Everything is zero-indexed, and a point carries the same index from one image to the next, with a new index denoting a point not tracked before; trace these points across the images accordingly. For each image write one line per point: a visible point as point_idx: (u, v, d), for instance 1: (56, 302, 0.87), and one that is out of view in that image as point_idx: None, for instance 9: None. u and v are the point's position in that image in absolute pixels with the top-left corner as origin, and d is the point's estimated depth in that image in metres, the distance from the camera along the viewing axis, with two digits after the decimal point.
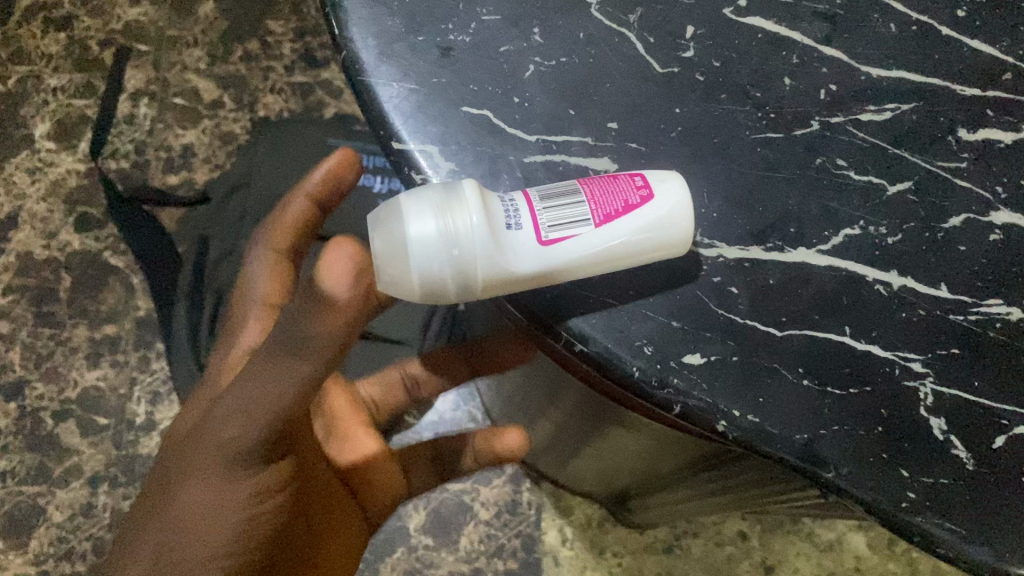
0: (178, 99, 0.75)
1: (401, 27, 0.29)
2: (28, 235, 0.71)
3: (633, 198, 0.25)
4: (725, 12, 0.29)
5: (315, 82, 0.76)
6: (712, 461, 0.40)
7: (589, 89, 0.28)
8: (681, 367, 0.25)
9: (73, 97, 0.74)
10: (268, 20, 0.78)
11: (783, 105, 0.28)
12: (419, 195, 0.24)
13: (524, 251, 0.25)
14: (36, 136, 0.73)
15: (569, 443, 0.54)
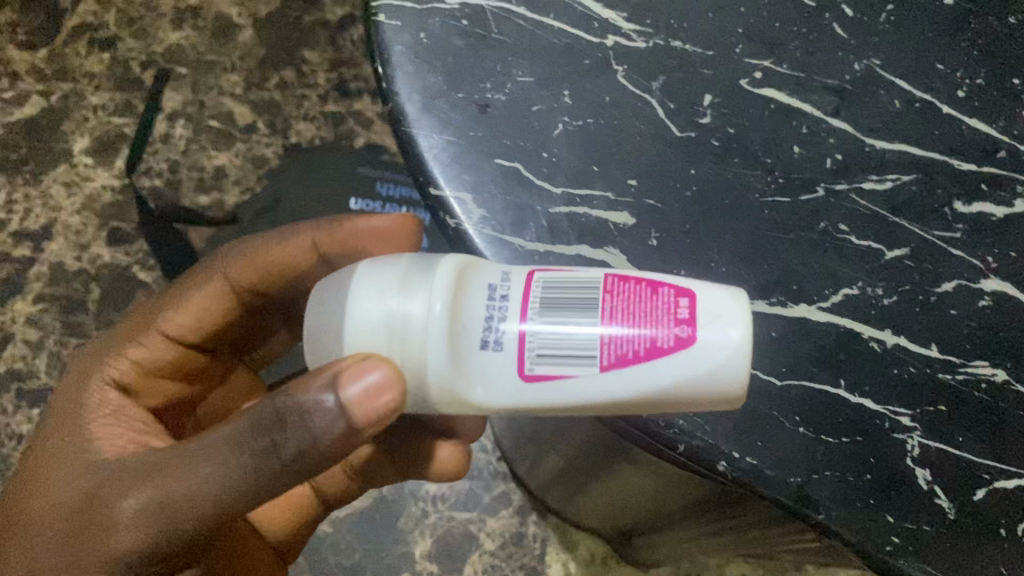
0: (213, 121, 0.77)
1: (443, 84, 0.31)
2: (61, 246, 0.72)
3: (673, 338, 0.25)
4: (741, 82, 0.31)
5: (348, 112, 0.79)
6: (716, 502, 0.42)
7: (612, 148, 0.30)
8: (686, 409, 0.27)
9: (113, 115, 0.76)
10: (304, 50, 0.79)
11: (792, 172, 0.30)
12: (382, 279, 0.27)
13: (482, 372, 0.26)
14: (74, 151, 0.74)
15: (579, 477, 0.57)
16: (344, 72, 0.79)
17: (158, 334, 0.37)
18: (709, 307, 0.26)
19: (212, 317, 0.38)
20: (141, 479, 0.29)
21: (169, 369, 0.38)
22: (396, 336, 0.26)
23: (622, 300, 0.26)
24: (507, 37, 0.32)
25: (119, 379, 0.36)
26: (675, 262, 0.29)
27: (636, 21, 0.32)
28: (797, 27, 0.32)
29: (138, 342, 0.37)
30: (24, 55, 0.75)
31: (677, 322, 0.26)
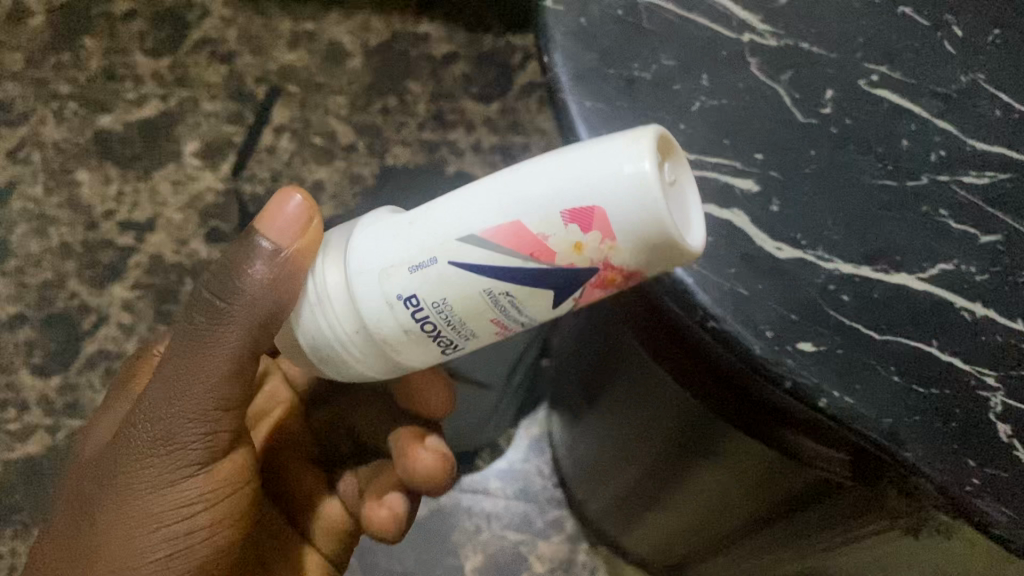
0: (316, 138, 0.94)
1: (596, 60, 0.35)
2: (162, 239, 0.90)
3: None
4: (859, 83, 0.35)
5: (442, 141, 0.95)
6: (792, 497, 0.50)
7: (741, 126, 0.34)
8: (795, 351, 0.31)
9: (224, 123, 0.94)
10: (408, 82, 0.97)
11: (900, 161, 0.34)
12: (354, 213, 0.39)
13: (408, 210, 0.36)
14: (185, 153, 0.93)
15: (657, 491, 0.66)
16: (443, 104, 0.96)
17: None
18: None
19: None
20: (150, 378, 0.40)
21: None
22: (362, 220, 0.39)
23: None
24: (656, 27, 0.36)
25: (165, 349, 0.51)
26: (792, 227, 0.33)
27: (768, 22, 0.36)
28: (910, 41, 0.36)
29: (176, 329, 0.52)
30: (149, 60, 0.96)
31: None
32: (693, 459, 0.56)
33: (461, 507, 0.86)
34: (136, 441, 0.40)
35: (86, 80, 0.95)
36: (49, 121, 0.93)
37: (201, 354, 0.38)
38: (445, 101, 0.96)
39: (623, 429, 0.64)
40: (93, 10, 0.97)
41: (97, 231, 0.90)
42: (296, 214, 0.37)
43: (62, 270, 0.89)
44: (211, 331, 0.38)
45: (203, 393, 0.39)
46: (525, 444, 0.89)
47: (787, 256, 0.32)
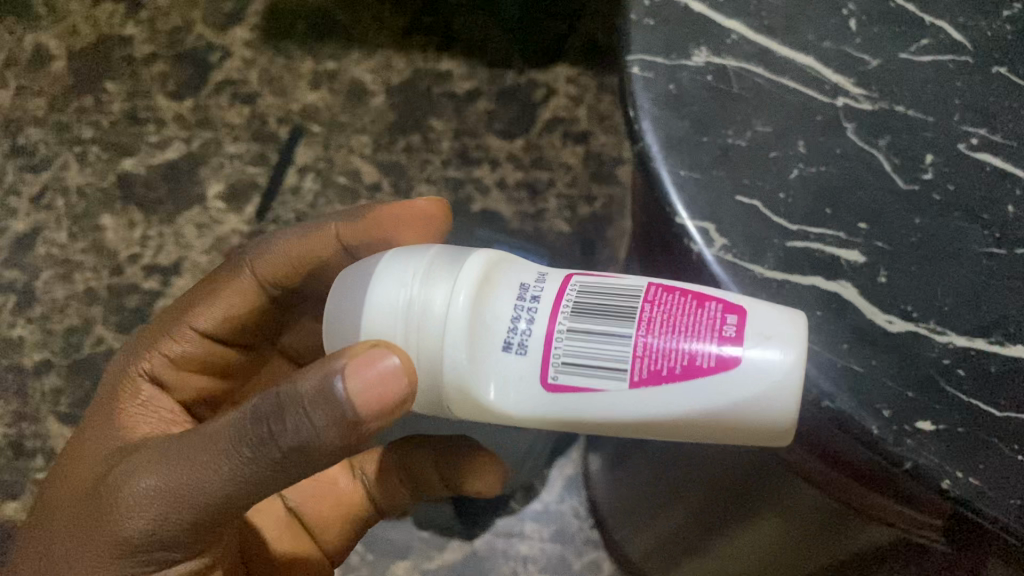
0: (341, 178, 0.90)
1: (690, 127, 0.35)
2: (188, 282, 0.87)
3: (714, 357, 0.32)
4: (958, 147, 0.35)
5: (467, 179, 0.91)
6: (850, 559, 0.47)
7: (842, 194, 0.34)
8: (913, 430, 0.30)
9: (248, 165, 0.91)
10: (432, 118, 0.92)
11: (1008, 228, 0.33)
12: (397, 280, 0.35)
13: (505, 372, 0.34)
14: (209, 195, 0.90)
15: (697, 541, 0.63)
16: (466, 141, 0.91)
17: (187, 327, 0.48)
18: (756, 328, 0.32)
19: (236, 311, 0.49)
20: (150, 465, 0.37)
21: (195, 361, 0.48)
22: (420, 323, 0.34)
23: (661, 313, 0.33)
24: (747, 92, 0.36)
25: (154, 375, 0.47)
26: (902, 299, 0.32)
27: (862, 86, 0.36)
28: (1005, 101, 0.35)
29: (171, 339, 0.47)
30: (171, 104, 0.92)
31: (720, 341, 0.32)
32: (751, 511, 0.51)
33: (498, 549, 0.84)
34: (108, 523, 0.38)
35: (109, 124, 0.91)
36: (72, 166, 0.90)
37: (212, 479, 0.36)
38: (468, 137, 0.91)
39: (662, 477, 0.60)
40: (113, 54, 0.93)
41: (122, 275, 0.88)
42: (391, 385, 0.33)
43: (88, 315, 0.86)
44: (232, 466, 0.35)
45: (192, 516, 0.37)
46: (560, 484, 0.85)
47: (898, 329, 0.32)
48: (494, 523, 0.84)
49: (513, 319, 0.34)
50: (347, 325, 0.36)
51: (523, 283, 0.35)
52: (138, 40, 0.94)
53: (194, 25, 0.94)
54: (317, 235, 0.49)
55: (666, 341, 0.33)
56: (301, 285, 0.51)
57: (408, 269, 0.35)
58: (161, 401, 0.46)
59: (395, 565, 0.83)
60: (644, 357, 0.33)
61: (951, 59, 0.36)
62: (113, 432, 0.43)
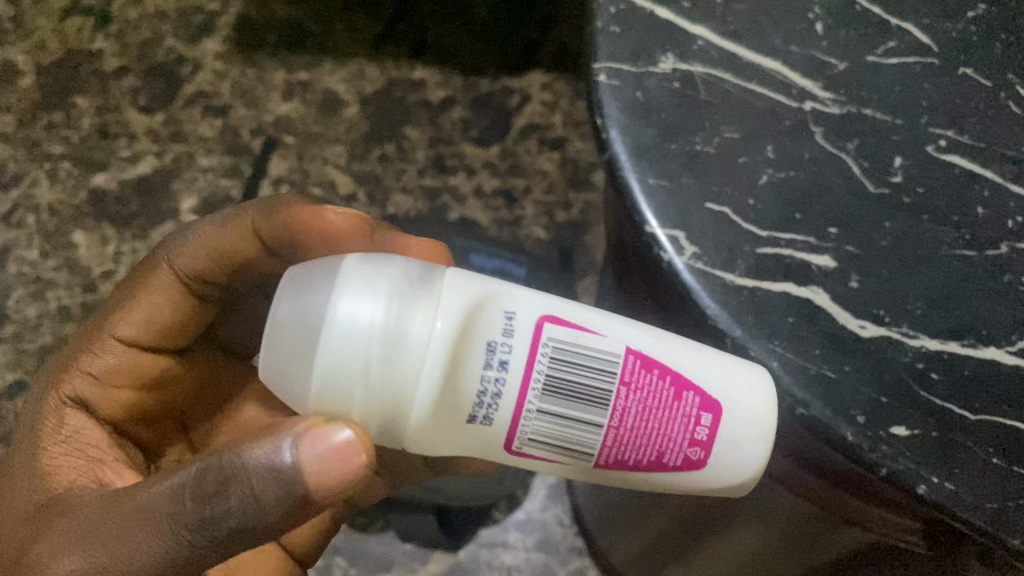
0: (316, 189, 0.89)
1: (657, 135, 0.34)
2: None
3: (682, 458, 0.34)
4: (928, 149, 0.34)
5: (443, 187, 0.90)
6: (829, 563, 0.46)
7: (810, 198, 0.33)
8: (889, 436, 0.30)
9: (221, 178, 0.90)
10: (406, 127, 0.91)
11: (978, 230, 0.33)
12: (349, 358, 0.32)
13: (469, 436, 0.34)
14: (182, 209, 0.88)
15: (681, 549, 0.62)
16: (441, 149, 0.91)
17: (109, 338, 0.46)
18: (727, 432, 0.34)
19: (158, 313, 0.46)
20: (77, 543, 0.35)
21: (123, 372, 0.46)
22: (376, 390, 0.32)
23: (638, 404, 0.34)
24: (714, 99, 0.35)
25: (79, 398, 0.45)
26: (875, 304, 0.32)
27: (830, 89, 0.35)
28: (973, 103, 0.35)
29: (93, 354, 0.46)
30: (143, 118, 0.91)
31: (690, 445, 0.34)
32: (730, 519, 0.50)
33: (482, 562, 0.83)
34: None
35: (80, 139, 0.90)
36: (42, 183, 0.89)
37: (145, 564, 0.34)
38: (444, 145, 0.91)
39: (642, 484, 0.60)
40: (82, 69, 0.92)
41: (96, 292, 0.86)
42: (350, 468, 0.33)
43: (61, 333, 0.85)
44: (169, 549, 0.34)
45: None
46: (544, 493, 0.85)
47: (871, 335, 0.31)
48: (478, 534, 0.84)
49: (480, 392, 0.33)
50: (296, 366, 0.33)
51: (489, 342, 0.33)
52: (107, 54, 0.92)
53: (165, 38, 0.93)
54: (233, 227, 0.46)
55: (637, 439, 0.34)
56: (222, 276, 0.47)
57: (359, 325, 0.32)
58: (86, 432, 0.44)
59: None
60: (611, 448, 0.34)
61: (918, 62, 0.36)
62: (38, 483, 0.41)
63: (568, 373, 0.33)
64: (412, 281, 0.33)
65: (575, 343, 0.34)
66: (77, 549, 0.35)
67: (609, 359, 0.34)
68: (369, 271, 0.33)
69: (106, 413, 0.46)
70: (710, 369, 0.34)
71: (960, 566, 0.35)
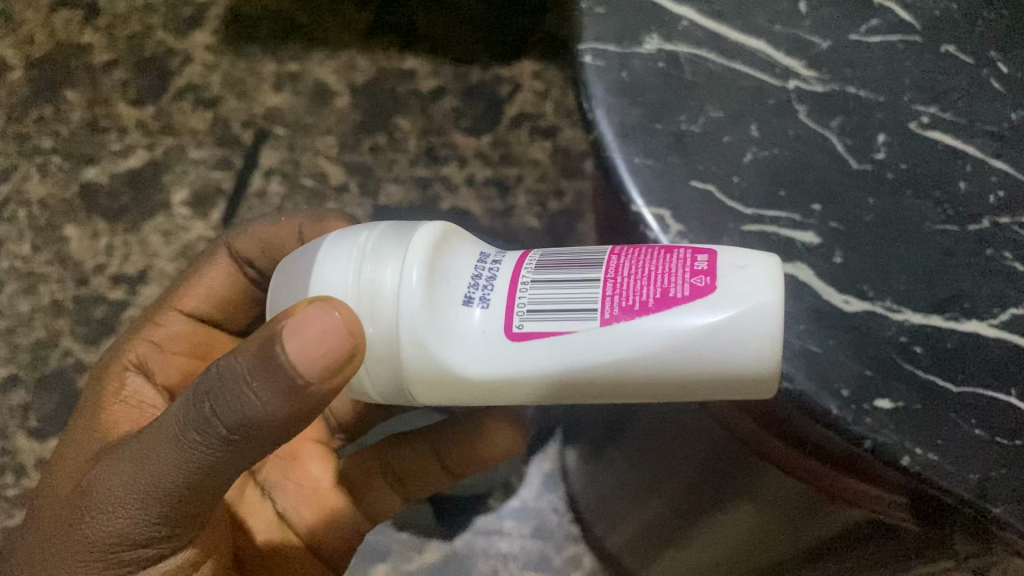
0: (307, 180, 0.89)
1: (644, 115, 0.35)
2: (154, 290, 0.85)
3: (688, 287, 0.31)
4: (911, 126, 0.35)
5: (435, 177, 0.90)
6: (824, 544, 0.46)
7: (794, 176, 0.34)
8: (873, 408, 0.30)
9: (212, 170, 0.89)
10: (398, 117, 0.91)
11: (960, 206, 0.33)
12: (344, 242, 0.34)
13: (466, 327, 0.33)
14: (174, 202, 0.88)
15: (678, 533, 0.62)
16: (433, 139, 0.91)
17: (174, 309, 0.50)
18: (730, 259, 0.31)
19: (212, 287, 0.51)
20: (114, 461, 0.37)
21: (180, 335, 0.50)
22: (372, 269, 0.33)
23: (632, 257, 0.33)
24: (699, 79, 0.36)
25: (136, 361, 0.47)
26: (858, 279, 0.32)
27: (814, 68, 0.36)
28: (956, 80, 0.35)
29: (157, 324, 0.50)
30: (133, 111, 0.91)
31: (693, 274, 0.31)
32: (726, 500, 0.50)
33: (478, 549, 0.83)
34: (79, 524, 0.38)
35: (70, 133, 0.90)
36: (33, 178, 0.89)
37: (169, 473, 0.35)
38: (435, 136, 0.91)
39: (635, 466, 0.60)
40: (72, 62, 0.92)
41: (88, 286, 0.86)
42: (334, 341, 0.31)
43: (54, 327, 0.85)
44: (182, 455, 0.35)
45: (147, 486, 0.36)
46: (539, 480, 0.85)
47: (854, 309, 0.32)
48: (474, 521, 0.84)
49: (475, 277, 0.34)
50: (296, 281, 0.35)
51: (482, 253, 0.36)
52: (97, 47, 0.92)
53: (154, 31, 0.93)
54: (285, 225, 0.51)
55: (636, 281, 0.32)
56: (266, 266, 0.51)
57: (363, 230, 0.35)
58: (144, 391, 0.46)
59: (375, 567, 0.82)
60: (615, 297, 0.32)
61: (900, 39, 0.36)
62: (92, 431, 0.42)
63: (560, 257, 0.34)
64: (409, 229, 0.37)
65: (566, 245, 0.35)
66: (112, 470, 0.37)
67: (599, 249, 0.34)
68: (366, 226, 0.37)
69: (161, 375, 0.47)
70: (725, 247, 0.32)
71: (945, 540, 0.35)
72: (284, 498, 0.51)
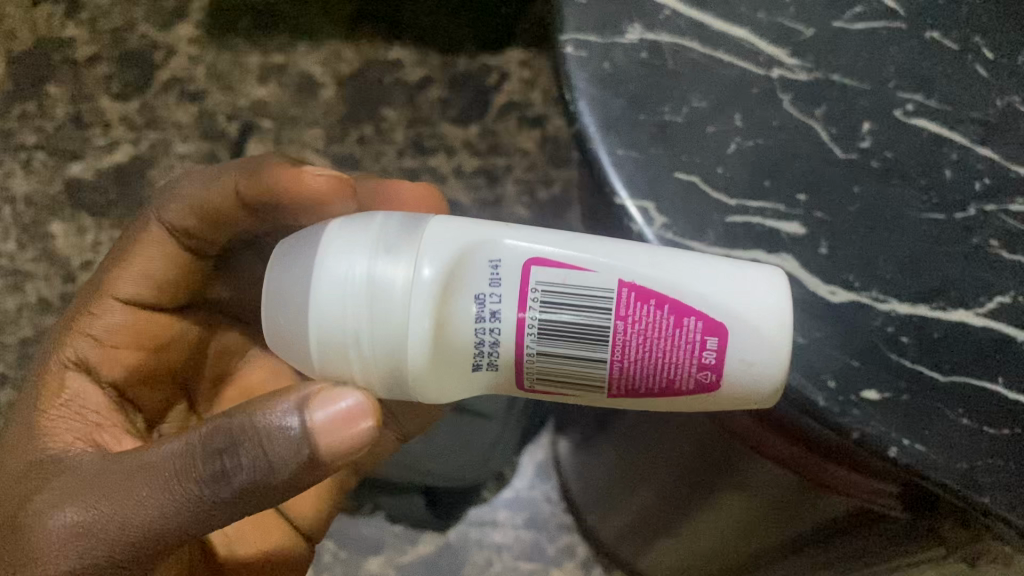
0: None
1: (626, 107, 0.34)
2: None
3: (694, 381, 0.33)
4: (896, 113, 0.34)
5: (423, 167, 0.90)
6: (812, 532, 0.46)
7: (779, 166, 0.33)
8: (859, 400, 0.30)
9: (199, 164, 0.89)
10: (384, 108, 0.91)
11: (946, 193, 0.33)
12: (335, 313, 0.32)
13: (476, 379, 0.34)
14: None
15: (668, 522, 0.62)
16: (420, 129, 0.91)
17: (111, 298, 0.47)
18: (735, 350, 0.32)
19: (151, 267, 0.48)
20: (79, 497, 0.35)
21: (122, 326, 0.47)
22: (371, 351, 0.32)
23: (640, 335, 0.32)
24: (682, 68, 0.35)
25: (76, 358, 0.45)
26: (844, 269, 0.32)
27: (797, 56, 0.35)
28: (940, 66, 0.35)
29: (94, 315, 0.46)
30: (117, 106, 0.89)
31: (700, 369, 0.32)
32: (717, 489, 0.49)
33: (472, 540, 0.83)
34: (29, 565, 0.35)
35: (53, 129, 0.88)
36: (17, 175, 0.87)
37: (150, 520, 0.34)
38: (422, 126, 0.91)
39: (625, 455, 0.60)
40: (54, 57, 0.89)
41: (76, 284, 0.86)
42: (357, 428, 0.34)
43: (43, 326, 0.85)
44: (172, 504, 0.34)
45: (118, 534, 0.34)
46: (532, 471, 0.85)
47: (840, 301, 0.32)
48: (469, 513, 0.84)
49: (478, 343, 0.33)
50: (293, 330, 0.34)
51: (478, 293, 0.33)
52: (80, 42, 0.89)
53: (137, 25, 0.89)
54: (217, 186, 0.47)
55: (642, 372, 0.33)
56: (208, 232, 0.48)
57: (346, 295, 0.32)
58: (87, 395, 0.45)
59: (368, 561, 0.82)
60: (620, 379, 0.33)
61: (884, 26, 0.36)
62: (32, 444, 0.40)
63: (565, 318, 0.33)
64: (398, 243, 0.33)
65: (564, 281, 0.33)
66: (74, 509, 0.35)
67: (605, 292, 0.32)
68: (347, 238, 0.33)
69: (106, 374, 0.46)
70: (714, 282, 0.32)
71: (933, 526, 0.35)
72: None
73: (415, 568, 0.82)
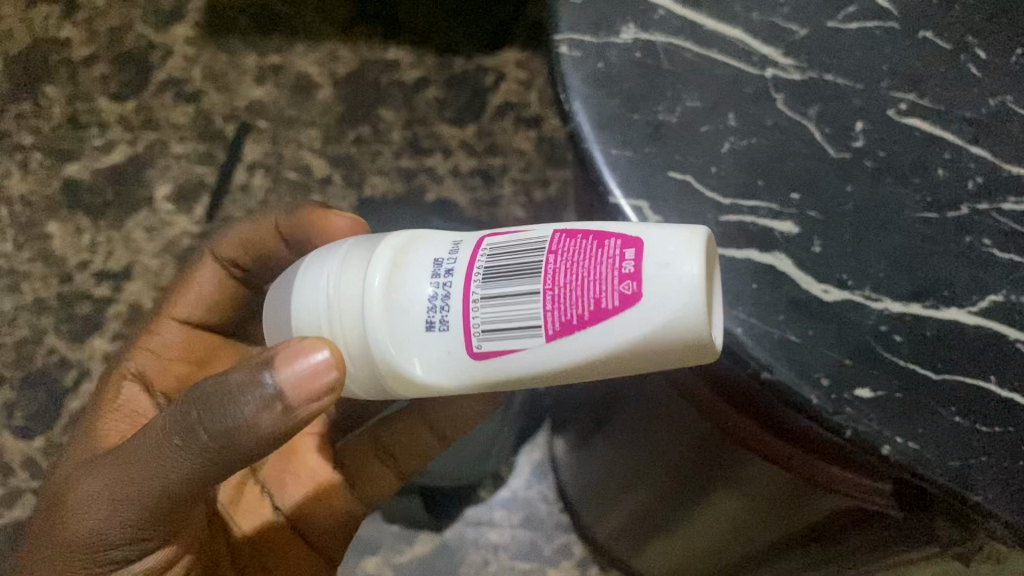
0: (291, 173, 0.89)
1: (620, 106, 0.34)
2: (139, 287, 0.85)
3: (618, 295, 0.31)
4: (889, 113, 0.34)
5: (420, 168, 0.90)
6: (806, 532, 0.47)
7: (773, 165, 0.34)
8: (852, 398, 0.30)
9: (196, 164, 0.88)
10: (381, 108, 0.91)
11: (938, 192, 0.33)
12: (311, 287, 0.35)
13: (429, 347, 0.34)
14: (157, 198, 0.87)
15: (664, 521, 0.62)
16: (417, 129, 0.91)
17: (168, 318, 0.51)
18: (654, 257, 0.31)
19: (205, 291, 0.51)
20: (102, 466, 0.38)
21: (178, 343, 0.50)
22: (338, 314, 0.35)
23: (566, 261, 0.32)
24: (676, 68, 0.36)
25: (133, 371, 0.48)
26: (836, 268, 0.32)
27: (791, 56, 0.36)
28: (934, 67, 0.35)
29: (152, 332, 0.50)
30: (114, 106, 0.89)
31: (621, 279, 0.31)
32: (713, 489, 0.50)
33: (468, 540, 0.83)
34: (62, 530, 0.39)
35: (50, 129, 0.88)
36: (14, 175, 0.87)
37: (152, 477, 0.36)
38: (419, 127, 0.91)
39: (622, 455, 0.60)
40: (49, 59, 0.89)
41: (72, 284, 0.85)
42: (319, 375, 0.34)
43: (39, 325, 0.84)
44: (167, 461, 0.36)
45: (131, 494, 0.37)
46: (529, 471, 0.85)
47: (834, 299, 0.32)
48: (465, 511, 0.84)
49: (431, 298, 0.33)
50: (284, 323, 0.37)
51: (436, 258, 0.34)
52: (76, 43, 0.89)
53: (134, 24, 0.90)
54: (266, 224, 0.50)
55: (569, 292, 0.32)
56: (255, 265, 0.51)
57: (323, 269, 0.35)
58: (140, 402, 0.47)
59: (365, 561, 0.81)
60: (553, 310, 0.32)
61: (878, 26, 0.36)
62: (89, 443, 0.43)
63: (504, 263, 0.33)
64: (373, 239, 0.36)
65: (513, 240, 0.34)
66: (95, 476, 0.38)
67: (540, 241, 0.33)
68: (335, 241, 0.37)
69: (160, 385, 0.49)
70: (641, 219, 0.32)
71: (927, 525, 0.35)
72: (280, 484, 0.52)
73: (412, 568, 0.81)
